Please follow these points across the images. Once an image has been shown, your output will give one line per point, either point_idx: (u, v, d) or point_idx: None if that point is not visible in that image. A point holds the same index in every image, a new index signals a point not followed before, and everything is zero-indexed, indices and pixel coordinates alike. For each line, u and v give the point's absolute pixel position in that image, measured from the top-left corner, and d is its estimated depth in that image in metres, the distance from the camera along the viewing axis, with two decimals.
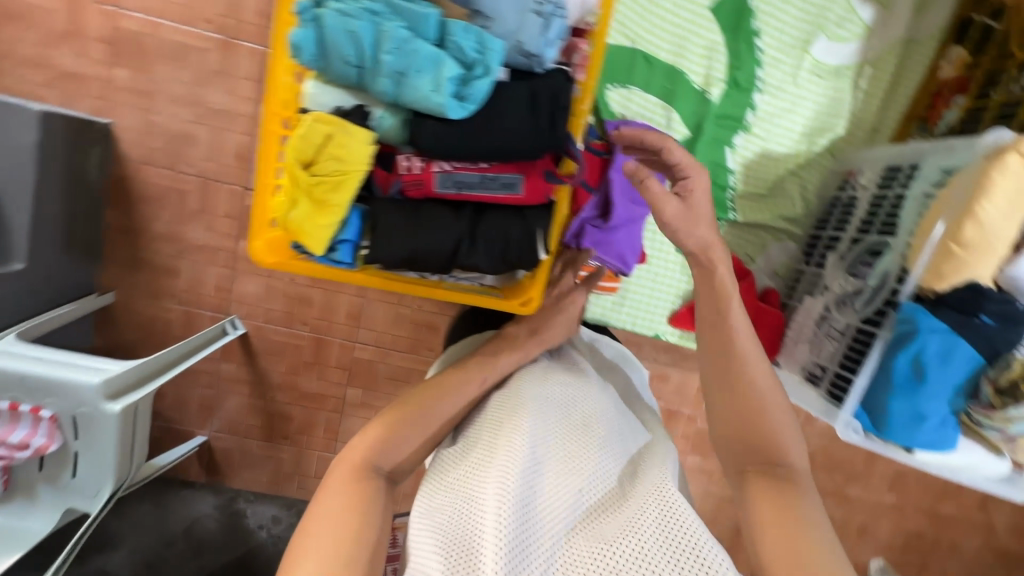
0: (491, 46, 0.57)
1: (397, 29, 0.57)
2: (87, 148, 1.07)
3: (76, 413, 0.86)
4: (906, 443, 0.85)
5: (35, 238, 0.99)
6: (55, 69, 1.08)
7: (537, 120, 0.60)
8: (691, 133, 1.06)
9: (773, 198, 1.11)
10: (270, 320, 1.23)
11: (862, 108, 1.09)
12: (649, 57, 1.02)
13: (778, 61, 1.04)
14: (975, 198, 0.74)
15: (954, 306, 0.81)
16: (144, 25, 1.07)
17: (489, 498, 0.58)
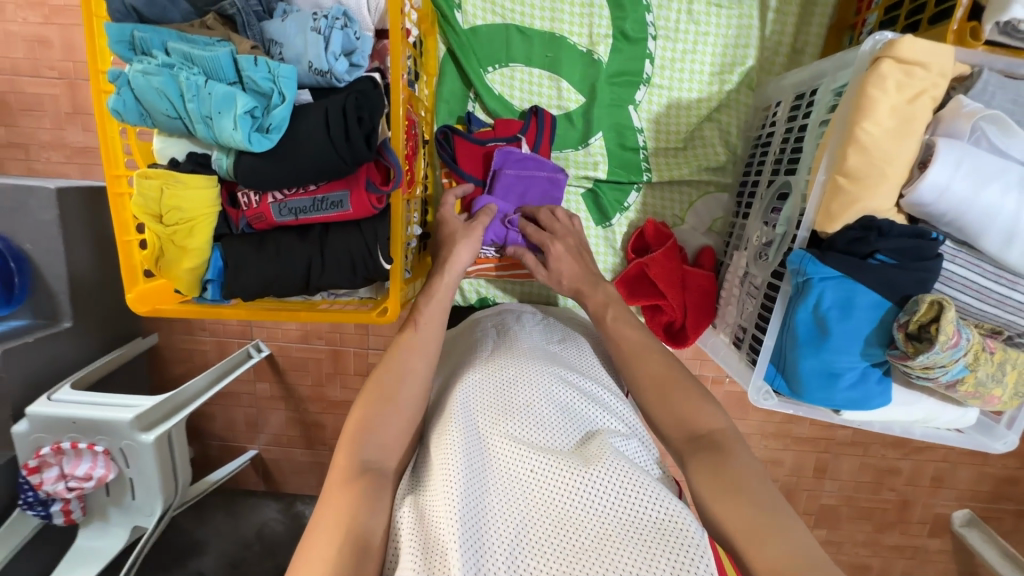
0: (281, 73, 0.65)
1: (191, 77, 0.64)
2: (106, 211, 1.20)
3: (122, 445, 0.99)
4: (829, 404, 0.78)
5: (75, 298, 1.14)
6: (70, 146, 1.22)
7: (333, 142, 0.66)
8: (586, 99, 0.98)
9: (691, 149, 1.01)
10: (289, 339, 1.33)
11: (777, 31, 0.96)
12: (522, 28, 0.95)
13: (669, 0, 0.94)
14: (856, 120, 0.68)
15: (844, 249, 0.73)
16: None
17: (444, 509, 0.59)
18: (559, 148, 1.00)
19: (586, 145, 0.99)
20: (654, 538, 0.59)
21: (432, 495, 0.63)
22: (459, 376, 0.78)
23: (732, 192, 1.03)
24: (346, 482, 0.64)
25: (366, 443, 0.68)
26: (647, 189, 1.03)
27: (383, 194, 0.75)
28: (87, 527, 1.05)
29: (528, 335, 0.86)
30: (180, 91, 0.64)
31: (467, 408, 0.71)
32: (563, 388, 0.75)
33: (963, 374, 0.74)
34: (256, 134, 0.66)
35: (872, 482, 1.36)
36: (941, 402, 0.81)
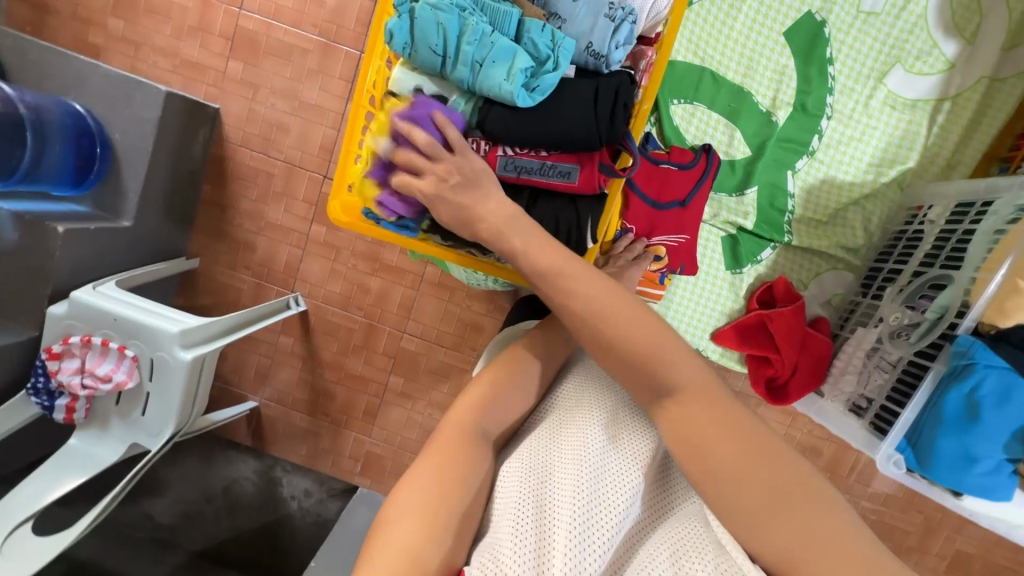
0: (563, 44, 0.67)
1: (479, 24, 0.65)
2: (197, 128, 1.20)
3: (153, 356, 0.96)
4: (955, 487, 0.83)
5: (143, 201, 1.12)
6: (181, 58, 1.23)
7: (598, 118, 0.69)
8: (753, 153, 1.05)
9: (832, 226, 1.08)
10: (329, 301, 1.31)
11: (937, 144, 1.05)
12: (716, 75, 1.03)
13: (851, 90, 1.03)
14: None
15: (1015, 344, 0.79)
16: (260, 25, 1.21)
17: (561, 484, 0.62)
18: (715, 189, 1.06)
19: (741, 194, 1.06)
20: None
21: (545, 474, 0.64)
22: (589, 366, 0.78)
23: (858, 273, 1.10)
24: (470, 436, 0.67)
25: (493, 411, 0.71)
26: (783, 249, 1.09)
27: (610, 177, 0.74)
28: (84, 430, 0.99)
29: None
30: (464, 30, 0.65)
31: (599, 403, 0.71)
32: None
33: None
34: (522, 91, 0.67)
35: None
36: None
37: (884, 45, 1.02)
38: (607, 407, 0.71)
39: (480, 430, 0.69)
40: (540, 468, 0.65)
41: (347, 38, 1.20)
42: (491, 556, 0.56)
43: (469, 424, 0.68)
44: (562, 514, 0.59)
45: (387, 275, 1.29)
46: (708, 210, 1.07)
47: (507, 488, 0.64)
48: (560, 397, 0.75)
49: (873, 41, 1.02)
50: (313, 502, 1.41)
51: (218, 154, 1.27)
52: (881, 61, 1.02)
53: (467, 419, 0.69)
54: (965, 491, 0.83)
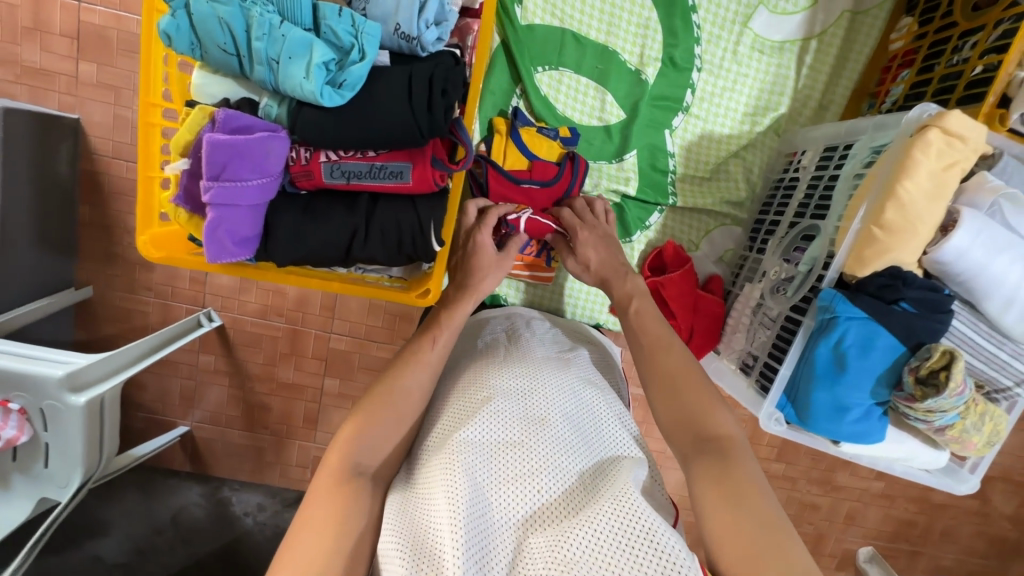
0: (366, 29, 0.60)
1: (264, 14, 0.58)
2: (55, 144, 1.08)
3: (43, 406, 0.88)
4: (832, 436, 0.86)
5: (6, 234, 1.01)
6: (21, 65, 1.09)
7: (414, 111, 0.62)
8: (627, 115, 1.02)
9: (715, 180, 1.07)
10: (245, 312, 1.24)
11: (809, 85, 1.05)
12: (578, 36, 0.98)
13: (718, 38, 1.01)
14: (897, 177, 0.76)
15: (873, 292, 0.81)
16: (107, 19, 1.07)
17: (442, 506, 0.60)
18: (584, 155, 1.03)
19: (620, 160, 1.03)
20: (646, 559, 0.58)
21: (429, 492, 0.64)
22: (474, 379, 0.78)
23: (745, 227, 1.10)
24: (344, 481, 0.65)
25: (361, 442, 0.69)
26: (670, 211, 1.08)
27: (446, 172, 0.71)
28: None
29: (541, 346, 0.87)
30: (250, 24, 0.59)
31: (478, 411, 0.71)
32: (572, 401, 0.76)
33: (954, 421, 0.84)
34: (327, 88, 0.60)
35: (796, 516, 1.46)
36: (922, 443, 0.90)
37: None
38: (485, 412, 0.70)
39: (357, 464, 0.67)
40: (426, 493, 0.64)
41: None
42: None
43: (343, 460, 0.66)
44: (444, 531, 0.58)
45: None
46: (589, 180, 1.03)
47: (395, 521, 0.63)
48: (450, 413, 0.74)
49: None
50: (268, 515, 1.38)
51: (90, 171, 1.14)
52: (747, 4, 0.99)
53: (341, 455, 0.67)
54: (840, 439, 0.86)
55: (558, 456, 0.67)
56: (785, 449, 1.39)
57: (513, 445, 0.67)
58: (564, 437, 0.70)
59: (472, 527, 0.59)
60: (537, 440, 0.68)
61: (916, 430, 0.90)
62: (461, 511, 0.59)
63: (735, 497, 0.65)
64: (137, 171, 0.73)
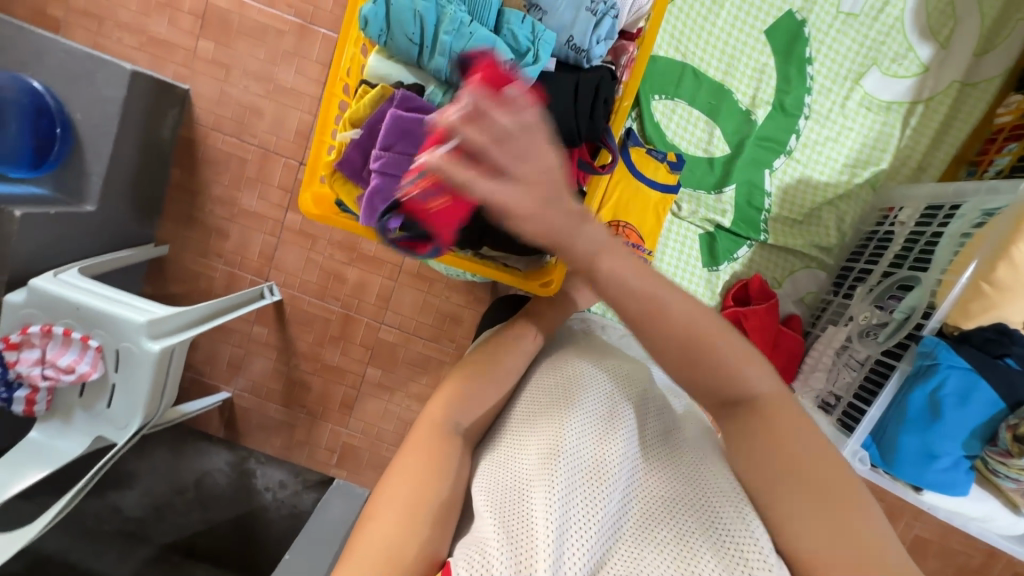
0: (543, 38, 0.69)
1: (458, 13, 0.67)
2: (165, 109, 1.16)
3: (119, 347, 0.92)
4: (915, 482, 0.85)
5: (107, 184, 1.08)
6: (147, 35, 1.18)
7: (577, 114, 0.70)
8: (731, 151, 1.06)
9: (807, 225, 1.10)
10: (305, 291, 1.29)
11: (910, 146, 1.07)
12: (697, 72, 1.04)
13: (828, 91, 1.05)
14: (1012, 239, 0.76)
15: (977, 344, 0.80)
16: (232, 4, 1.16)
17: (534, 476, 0.62)
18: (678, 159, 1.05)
19: (719, 192, 1.07)
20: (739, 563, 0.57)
21: (518, 471, 0.65)
22: (558, 368, 0.80)
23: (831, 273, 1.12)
24: (440, 440, 0.68)
25: (464, 406, 0.73)
26: (758, 247, 1.10)
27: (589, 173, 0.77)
28: (45, 422, 0.96)
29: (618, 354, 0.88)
30: (445, 19, 0.67)
31: (561, 397, 0.73)
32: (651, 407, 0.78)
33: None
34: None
35: None
36: (1001, 505, 0.86)
37: (861, 48, 1.03)
38: (567, 399, 0.72)
39: (454, 427, 0.70)
40: (515, 467, 0.66)
41: (324, 20, 1.16)
42: (475, 551, 0.55)
43: (444, 419, 0.70)
44: (539, 502, 0.59)
45: (364, 265, 1.27)
46: (686, 206, 1.07)
47: (485, 485, 0.65)
48: (534, 395, 0.77)
49: (851, 43, 1.03)
50: (287, 493, 1.39)
51: (188, 138, 1.22)
52: (859, 64, 1.04)
53: (439, 416, 0.70)
54: (924, 486, 0.85)
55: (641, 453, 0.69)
56: None
57: (600, 430, 0.69)
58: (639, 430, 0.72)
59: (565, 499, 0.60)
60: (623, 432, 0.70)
61: (999, 490, 0.86)
62: (556, 485, 0.60)
63: (806, 480, 0.61)
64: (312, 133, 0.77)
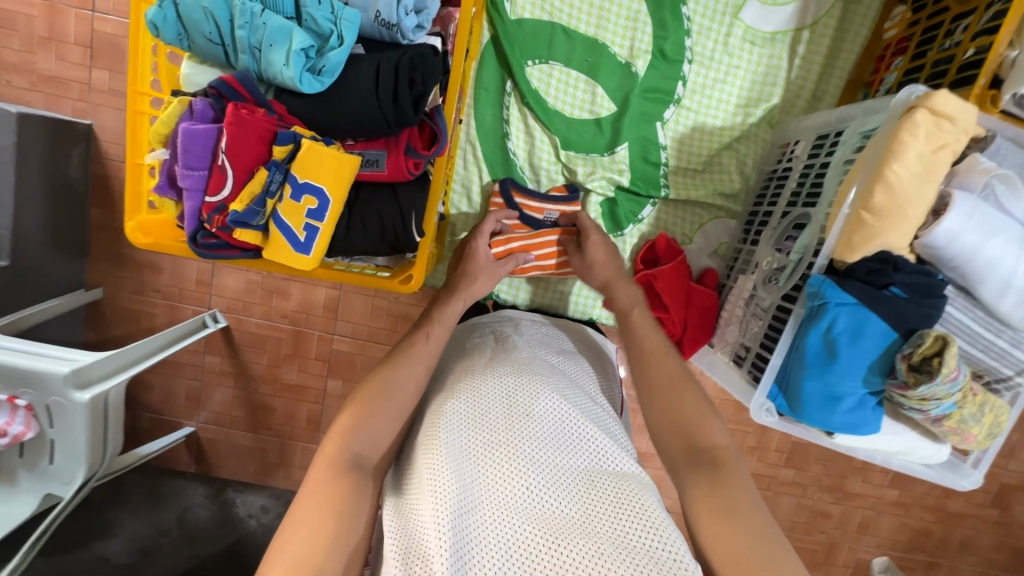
0: (345, 16, 0.69)
1: (246, 4, 0.67)
2: (68, 149, 1.11)
3: (49, 402, 0.89)
4: (825, 427, 0.83)
5: (18, 237, 1.04)
6: (37, 74, 1.12)
7: (382, 102, 0.71)
8: (617, 108, 1.02)
9: (708, 172, 1.07)
10: (250, 313, 1.25)
11: (801, 76, 1.03)
12: (567, 29, 0.99)
13: (709, 30, 1.00)
14: (885, 160, 0.74)
15: (863, 277, 0.79)
16: (119, 27, 1.11)
17: (429, 512, 0.58)
18: (547, 128, 1.02)
19: (612, 152, 1.03)
20: (643, 558, 0.57)
21: (415, 504, 0.61)
22: (459, 383, 0.75)
23: (740, 219, 1.09)
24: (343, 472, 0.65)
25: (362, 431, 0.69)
26: (662, 204, 1.08)
27: (419, 160, 0.78)
28: None
29: (529, 346, 0.84)
30: (236, 15, 0.68)
31: (463, 414, 0.69)
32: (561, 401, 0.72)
33: (952, 411, 0.81)
34: (308, 73, 0.70)
35: (806, 524, 1.42)
36: (921, 436, 0.88)
37: None
38: (468, 418, 0.68)
39: (358, 457, 0.67)
40: (413, 501, 0.62)
41: None
42: None
43: (342, 451, 0.66)
44: (434, 533, 0.56)
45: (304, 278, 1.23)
46: (583, 170, 1.04)
47: (389, 522, 0.62)
48: (433, 408, 0.72)
49: None
50: (271, 517, 1.38)
51: (100, 175, 1.18)
52: None
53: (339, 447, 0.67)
54: (834, 430, 0.84)
55: (544, 455, 0.65)
56: (794, 455, 1.36)
57: (503, 446, 0.65)
58: (551, 437, 0.67)
59: (463, 533, 0.57)
60: (523, 437, 0.66)
61: (915, 423, 0.88)
62: (451, 514, 0.57)
63: (731, 506, 0.67)
64: (127, 159, 0.80)
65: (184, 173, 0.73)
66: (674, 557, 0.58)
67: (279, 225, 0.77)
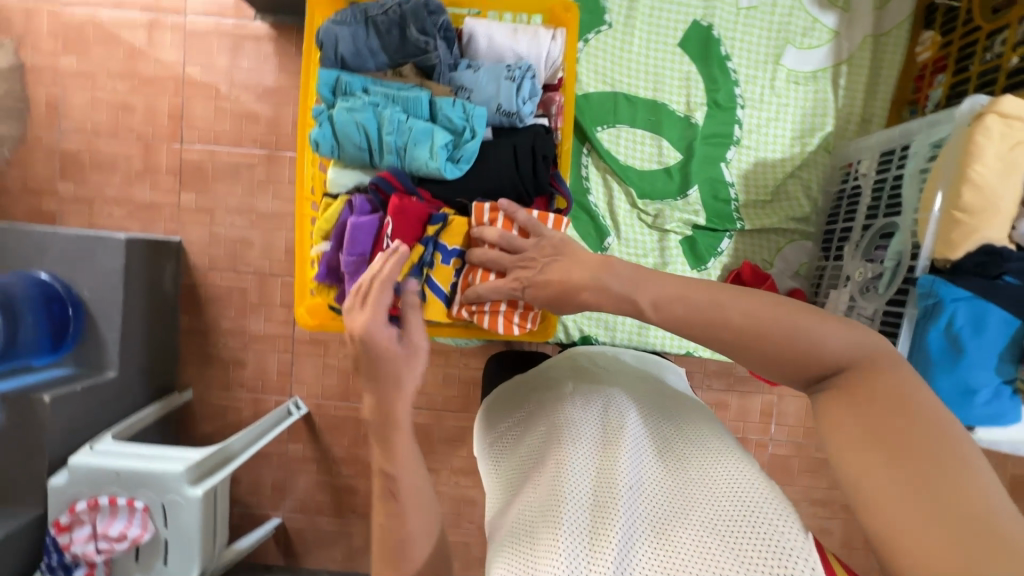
0: (474, 113, 0.80)
1: (395, 115, 0.79)
2: (163, 264, 1.23)
3: (163, 501, 0.93)
4: (967, 422, 0.81)
5: (123, 349, 1.13)
6: (134, 203, 1.27)
7: (519, 173, 0.84)
8: (683, 156, 1.09)
9: (777, 201, 1.12)
10: (328, 396, 1.30)
11: (848, 104, 1.11)
12: (629, 96, 1.08)
13: (754, 77, 1.09)
14: (965, 163, 0.77)
15: (971, 270, 0.80)
16: (203, 154, 1.26)
17: (537, 534, 0.52)
18: (625, 184, 1.09)
19: (685, 195, 1.09)
20: (772, 551, 0.47)
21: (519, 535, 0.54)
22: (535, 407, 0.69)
23: (813, 239, 1.13)
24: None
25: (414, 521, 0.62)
26: (739, 235, 1.12)
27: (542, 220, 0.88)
28: None
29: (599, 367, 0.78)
30: (387, 127, 0.79)
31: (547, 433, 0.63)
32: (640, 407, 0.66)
33: None
34: (449, 163, 0.81)
35: None
36: None
37: (771, 31, 1.08)
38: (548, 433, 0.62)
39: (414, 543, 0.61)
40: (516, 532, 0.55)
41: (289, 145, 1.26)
42: None
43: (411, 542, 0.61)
44: (547, 558, 0.50)
45: None
46: (660, 213, 1.09)
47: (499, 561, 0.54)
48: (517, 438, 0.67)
49: (758, 30, 1.08)
50: None
51: (188, 284, 1.29)
52: (774, 46, 1.09)
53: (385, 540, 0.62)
54: (977, 425, 0.82)
55: (637, 456, 0.58)
56: None
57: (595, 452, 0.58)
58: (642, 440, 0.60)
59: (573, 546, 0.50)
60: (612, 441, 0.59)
61: None
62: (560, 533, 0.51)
63: (884, 433, 0.47)
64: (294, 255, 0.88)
65: (347, 257, 0.80)
66: (789, 542, 0.48)
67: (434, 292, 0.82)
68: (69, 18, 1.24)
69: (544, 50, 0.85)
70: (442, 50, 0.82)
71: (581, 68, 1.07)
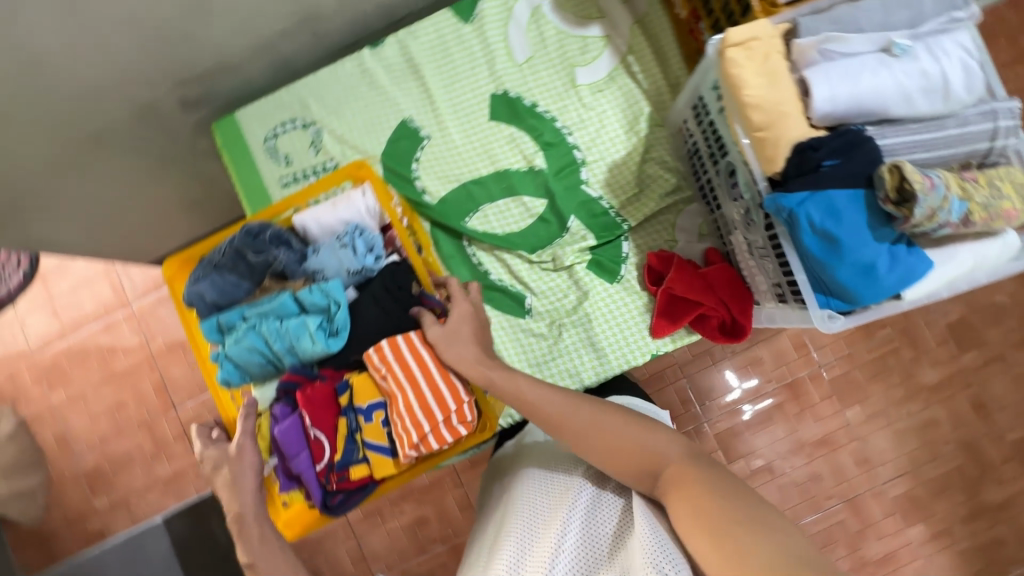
0: (331, 287, 0.85)
1: (270, 325, 0.86)
2: (207, 521, 1.27)
3: None
4: (886, 296, 0.69)
5: None
6: (161, 481, 1.34)
7: (393, 311, 0.88)
8: (547, 201, 1.02)
9: (648, 188, 1.02)
10: (407, 558, 1.29)
11: (654, 78, 1.03)
12: (474, 179, 1.03)
13: (562, 106, 1.04)
14: (735, 94, 0.71)
15: (795, 173, 0.70)
16: (197, 406, 1.35)
17: None
18: (515, 251, 1.02)
19: (568, 231, 1.01)
20: None
21: None
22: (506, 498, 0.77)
23: (697, 199, 1.03)
24: None
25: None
26: (634, 234, 1.02)
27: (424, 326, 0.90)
28: None
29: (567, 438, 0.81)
30: (269, 339, 0.86)
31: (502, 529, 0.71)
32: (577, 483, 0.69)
33: (970, 208, 0.67)
34: (331, 338, 0.87)
35: None
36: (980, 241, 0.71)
37: (551, 62, 1.04)
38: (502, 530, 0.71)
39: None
40: None
41: None
42: None
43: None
44: None
45: (430, 496, 1.29)
46: (553, 261, 1.01)
47: None
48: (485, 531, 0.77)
49: (541, 66, 1.04)
50: None
51: None
52: (561, 70, 1.04)
53: None
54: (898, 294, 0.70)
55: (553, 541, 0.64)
56: (956, 328, 1.26)
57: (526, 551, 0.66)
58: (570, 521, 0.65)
59: None
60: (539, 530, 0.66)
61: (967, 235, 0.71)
62: None
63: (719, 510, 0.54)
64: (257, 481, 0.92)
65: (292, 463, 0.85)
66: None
67: (373, 449, 0.84)
68: (45, 362, 1.38)
69: (361, 208, 0.92)
70: (285, 254, 0.90)
71: (419, 180, 1.03)
